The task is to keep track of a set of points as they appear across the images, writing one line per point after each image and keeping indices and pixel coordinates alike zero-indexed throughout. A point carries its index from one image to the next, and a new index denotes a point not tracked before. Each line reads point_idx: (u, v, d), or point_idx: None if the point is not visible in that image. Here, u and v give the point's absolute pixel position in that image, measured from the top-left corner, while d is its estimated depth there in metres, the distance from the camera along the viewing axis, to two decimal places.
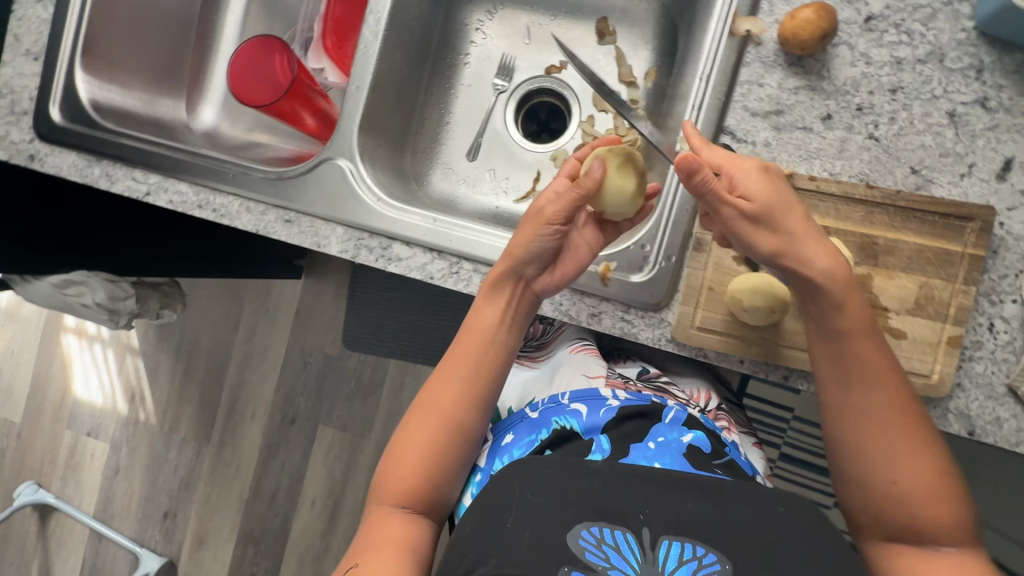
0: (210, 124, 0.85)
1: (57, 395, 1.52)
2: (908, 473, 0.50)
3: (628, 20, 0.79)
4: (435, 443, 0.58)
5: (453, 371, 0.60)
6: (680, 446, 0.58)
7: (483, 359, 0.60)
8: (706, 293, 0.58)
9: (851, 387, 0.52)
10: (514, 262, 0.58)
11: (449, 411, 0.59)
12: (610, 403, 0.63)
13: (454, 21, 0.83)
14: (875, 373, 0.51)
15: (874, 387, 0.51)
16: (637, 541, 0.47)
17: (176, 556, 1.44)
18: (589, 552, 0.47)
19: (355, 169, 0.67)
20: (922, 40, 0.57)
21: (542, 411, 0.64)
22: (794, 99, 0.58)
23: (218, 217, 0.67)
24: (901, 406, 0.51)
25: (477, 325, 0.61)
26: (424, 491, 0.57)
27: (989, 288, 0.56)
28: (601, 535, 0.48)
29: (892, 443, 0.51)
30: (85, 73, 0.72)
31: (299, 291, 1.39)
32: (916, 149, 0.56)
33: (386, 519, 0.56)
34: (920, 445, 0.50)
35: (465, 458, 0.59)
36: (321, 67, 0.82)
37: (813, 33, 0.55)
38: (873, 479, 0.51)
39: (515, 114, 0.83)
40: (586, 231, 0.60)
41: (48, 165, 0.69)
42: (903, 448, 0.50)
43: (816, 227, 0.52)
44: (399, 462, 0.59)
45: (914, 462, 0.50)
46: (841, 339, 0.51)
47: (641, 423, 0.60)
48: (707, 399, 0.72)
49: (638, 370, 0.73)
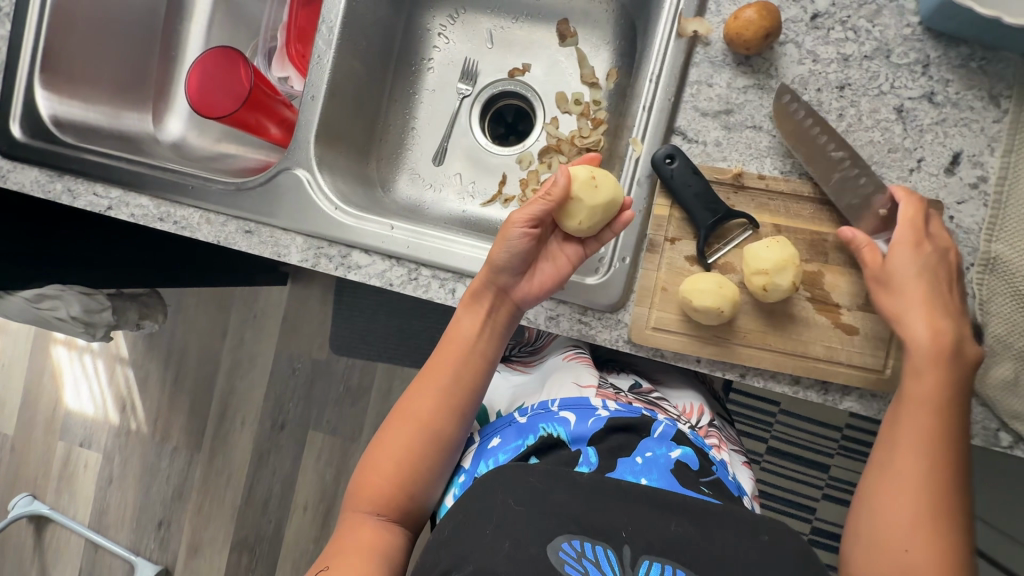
0: (177, 135, 0.85)
1: (48, 407, 1.53)
2: (922, 545, 0.47)
3: (589, 21, 0.79)
4: (410, 450, 0.58)
5: (435, 384, 0.60)
6: (669, 461, 0.59)
7: (461, 369, 0.61)
8: (659, 293, 0.58)
9: (896, 445, 0.51)
10: (491, 272, 0.59)
11: (427, 419, 0.59)
12: (599, 412, 0.63)
13: (416, 27, 0.83)
14: (936, 441, 0.49)
15: (930, 454, 0.49)
16: (617, 557, 0.48)
17: (171, 564, 1.44)
18: (569, 565, 0.47)
19: (313, 178, 0.68)
20: (868, 36, 0.57)
21: (531, 417, 0.64)
22: (743, 98, 0.58)
23: (178, 230, 0.67)
24: (942, 476, 0.49)
25: (458, 334, 0.61)
26: (399, 498, 0.58)
27: None
28: (581, 548, 0.48)
29: (915, 510, 0.48)
30: (45, 90, 0.73)
31: (284, 298, 1.40)
32: (865, 145, 0.57)
33: (358, 526, 0.56)
34: (944, 519, 0.48)
35: (440, 467, 0.59)
36: (287, 76, 0.82)
37: (756, 32, 0.55)
38: (888, 545, 0.49)
39: (480, 118, 0.83)
40: (564, 245, 0.61)
41: (11, 181, 0.70)
42: (925, 519, 0.48)
43: (939, 307, 0.51)
44: (373, 469, 0.59)
45: (930, 536, 0.47)
46: (926, 409, 0.50)
47: (627, 437, 0.61)
48: (699, 416, 0.73)
49: (631, 383, 0.73)
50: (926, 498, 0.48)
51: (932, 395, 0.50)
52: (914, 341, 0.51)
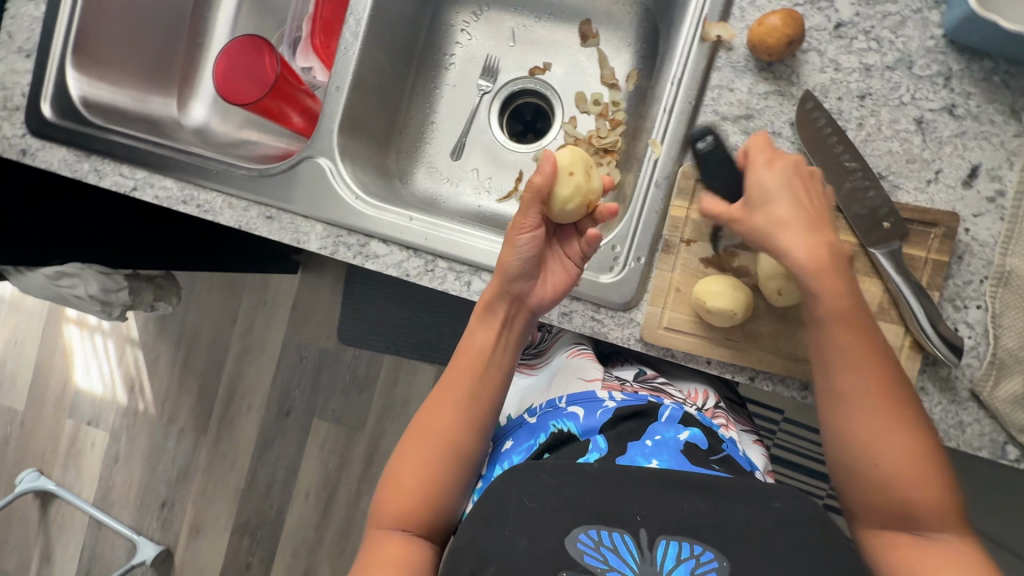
0: (201, 121, 0.86)
1: (59, 384, 1.55)
2: (892, 458, 0.50)
3: (612, 22, 0.80)
4: (433, 465, 0.59)
5: (449, 398, 0.61)
6: (677, 443, 0.59)
7: (479, 378, 0.61)
8: (673, 293, 0.59)
9: (834, 373, 0.52)
10: (502, 282, 0.59)
11: (446, 434, 0.60)
12: (606, 404, 0.64)
13: (439, 22, 0.84)
14: (864, 359, 0.51)
15: (861, 374, 0.51)
16: (635, 541, 0.49)
17: (172, 544, 1.46)
18: (588, 555, 0.49)
19: (334, 167, 0.69)
20: (891, 47, 0.57)
21: (541, 416, 0.66)
22: (763, 104, 0.59)
23: (202, 213, 0.68)
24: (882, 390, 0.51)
25: (471, 349, 0.62)
26: (422, 513, 0.58)
27: (954, 293, 0.56)
28: (598, 537, 0.50)
29: (873, 433, 0.51)
30: (76, 71, 0.74)
31: (295, 287, 1.41)
32: (884, 155, 0.57)
33: (384, 541, 0.56)
34: (903, 426, 0.50)
35: (461, 481, 0.59)
36: (310, 66, 0.83)
37: (779, 39, 0.56)
38: (864, 471, 0.51)
39: (499, 115, 0.84)
40: (572, 244, 0.62)
41: (40, 159, 0.71)
42: (888, 437, 0.50)
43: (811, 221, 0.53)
44: (397, 487, 0.59)
45: (898, 448, 0.50)
46: (832, 330, 0.52)
47: (636, 424, 0.62)
48: (704, 399, 0.73)
49: (634, 372, 0.75)
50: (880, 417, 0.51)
51: (835, 314, 0.51)
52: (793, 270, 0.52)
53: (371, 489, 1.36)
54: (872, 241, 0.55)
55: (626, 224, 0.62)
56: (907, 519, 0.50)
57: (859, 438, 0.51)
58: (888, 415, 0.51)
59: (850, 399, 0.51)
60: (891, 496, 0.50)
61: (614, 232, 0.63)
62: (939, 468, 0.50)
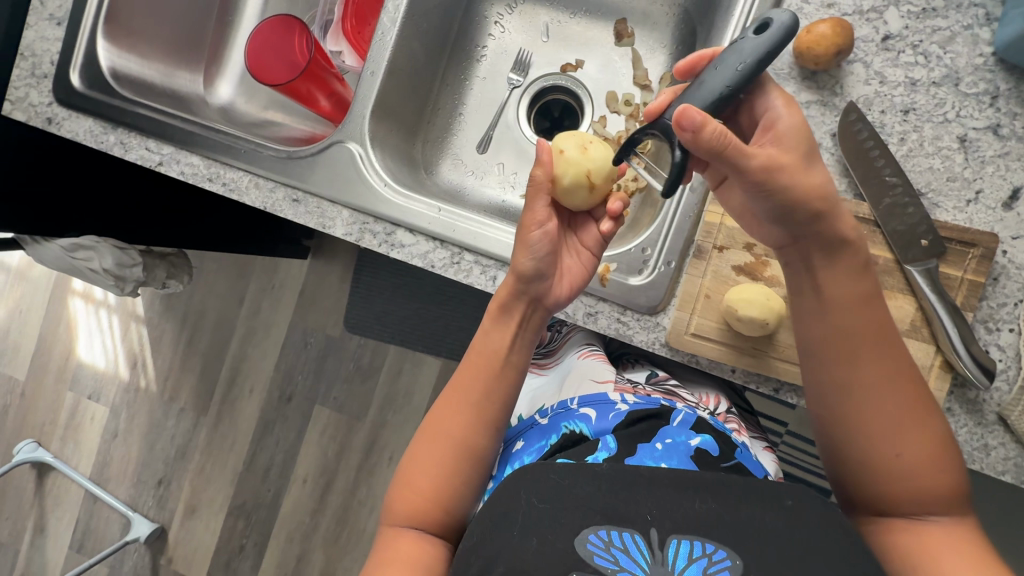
0: (227, 99, 0.86)
1: (62, 357, 1.55)
2: (914, 446, 0.50)
3: (648, 22, 0.79)
4: (447, 465, 0.58)
5: (459, 399, 0.60)
6: (688, 448, 0.58)
7: (492, 377, 0.60)
8: (702, 300, 0.59)
9: (863, 358, 0.52)
10: (518, 281, 0.57)
11: (459, 435, 0.59)
12: (619, 407, 0.63)
13: (474, 13, 0.83)
14: (888, 342, 0.51)
15: (884, 356, 0.51)
16: (645, 541, 0.48)
17: (167, 523, 1.46)
18: (598, 555, 0.47)
19: (365, 154, 0.68)
20: (938, 62, 0.56)
21: (553, 417, 0.65)
22: (805, 113, 0.58)
23: (227, 191, 0.68)
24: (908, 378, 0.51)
25: (489, 348, 0.60)
26: (435, 512, 0.57)
27: (986, 315, 0.56)
28: (609, 537, 0.48)
29: (892, 417, 0.51)
30: (106, 42, 0.73)
31: (304, 272, 1.40)
32: (924, 171, 0.56)
33: (397, 538, 0.56)
34: (927, 416, 0.51)
35: (473, 479, 0.59)
36: (339, 50, 0.82)
37: (828, 48, 0.55)
38: (885, 457, 0.51)
39: (527, 110, 0.83)
40: (586, 233, 0.61)
41: (65, 129, 0.70)
42: (911, 423, 0.50)
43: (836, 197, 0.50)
44: (408, 486, 0.59)
45: (920, 437, 0.50)
46: (860, 309, 0.52)
47: (650, 424, 0.61)
48: (716, 403, 0.72)
49: (647, 374, 0.74)
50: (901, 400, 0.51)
51: (862, 292, 0.52)
52: (835, 240, 0.51)
53: (369, 479, 1.36)
54: (909, 258, 0.55)
55: (658, 227, 0.62)
56: (917, 504, 0.50)
57: (875, 422, 0.51)
58: (910, 399, 0.51)
59: (869, 382, 0.52)
60: (906, 482, 0.50)
61: (646, 234, 0.62)
62: (952, 454, 0.51)
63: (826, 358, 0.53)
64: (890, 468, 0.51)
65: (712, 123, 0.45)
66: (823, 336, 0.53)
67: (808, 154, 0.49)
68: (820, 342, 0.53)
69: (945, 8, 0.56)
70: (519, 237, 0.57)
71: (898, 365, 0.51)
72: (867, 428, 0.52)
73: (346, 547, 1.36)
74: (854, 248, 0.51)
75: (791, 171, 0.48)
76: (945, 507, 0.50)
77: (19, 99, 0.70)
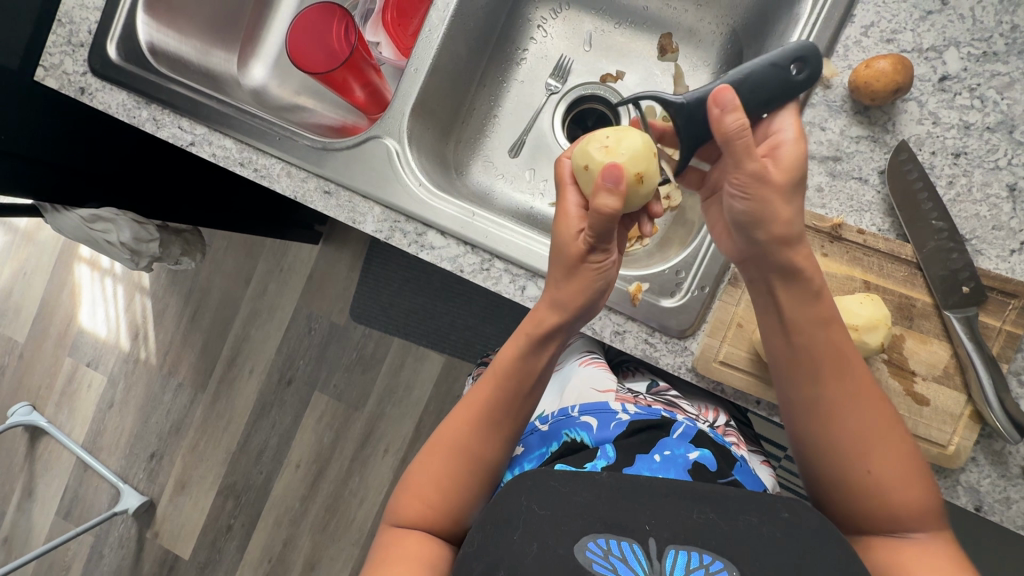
0: (260, 81, 0.85)
1: (63, 322, 1.53)
2: (882, 463, 0.50)
3: (693, 39, 0.78)
4: (455, 472, 0.57)
5: (472, 407, 0.59)
6: (686, 461, 0.57)
7: (519, 395, 0.58)
8: (734, 328, 0.58)
9: (827, 379, 0.52)
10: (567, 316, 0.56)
11: (469, 445, 0.57)
12: (620, 416, 0.62)
13: (518, 15, 0.82)
14: (846, 362, 0.51)
15: (842, 377, 0.51)
16: (644, 551, 0.45)
17: (156, 497, 1.45)
18: (597, 563, 0.44)
19: (401, 151, 0.67)
20: (994, 108, 0.56)
21: (553, 424, 0.63)
22: (854, 148, 0.58)
23: (258, 178, 0.67)
24: (866, 398, 0.51)
25: (512, 366, 0.58)
26: (440, 517, 0.56)
27: (1020, 367, 0.55)
28: (608, 545, 0.45)
29: (860, 436, 0.50)
30: (146, 15, 0.72)
31: (314, 257, 1.37)
32: (970, 218, 0.56)
33: (401, 538, 0.55)
34: (891, 434, 0.50)
35: (480, 490, 0.58)
36: (378, 41, 0.81)
37: (886, 85, 0.54)
38: (856, 477, 0.50)
39: (562, 117, 0.82)
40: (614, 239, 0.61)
41: (98, 101, 0.69)
42: (875, 440, 0.50)
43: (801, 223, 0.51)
44: (413, 492, 0.57)
45: (886, 453, 0.50)
46: (817, 333, 0.52)
47: (650, 435, 0.60)
48: (715, 416, 0.71)
49: (647, 384, 0.73)
50: (863, 421, 0.50)
51: (819, 317, 0.52)
52: (793, 265, 0.51)
53: (362, 470, 1.35)
54: (948, 304, 0.54)
55: (694, 251, 0.61)
56: (889, 520, 0.49)
57: (839, 441, 0.51)
58: (871, 417, 0.50)
59: (830, 403, 0.51)
60: (879, 498, 0.49)
61: (681, 256, 0.62)
62: (919, 467, 0.50)
63: (791, 383, 0.53)
64: (859, 486, 0.50)
65: (742, 111, 0.45)
66: (790, 360, 0.52)
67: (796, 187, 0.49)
68: (785, 364, 0.53)
69: (1007, 53, 0.56)
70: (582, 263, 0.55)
71: (856, 385, 0.51)
72: (828, 447, 0.51)
73: (334, 536, 1.35)
74: (808, 275, 0.51)
75: (774, 192, 0.48)
76: (918, 521, 0.49)
77: (53, 65, 0.69)
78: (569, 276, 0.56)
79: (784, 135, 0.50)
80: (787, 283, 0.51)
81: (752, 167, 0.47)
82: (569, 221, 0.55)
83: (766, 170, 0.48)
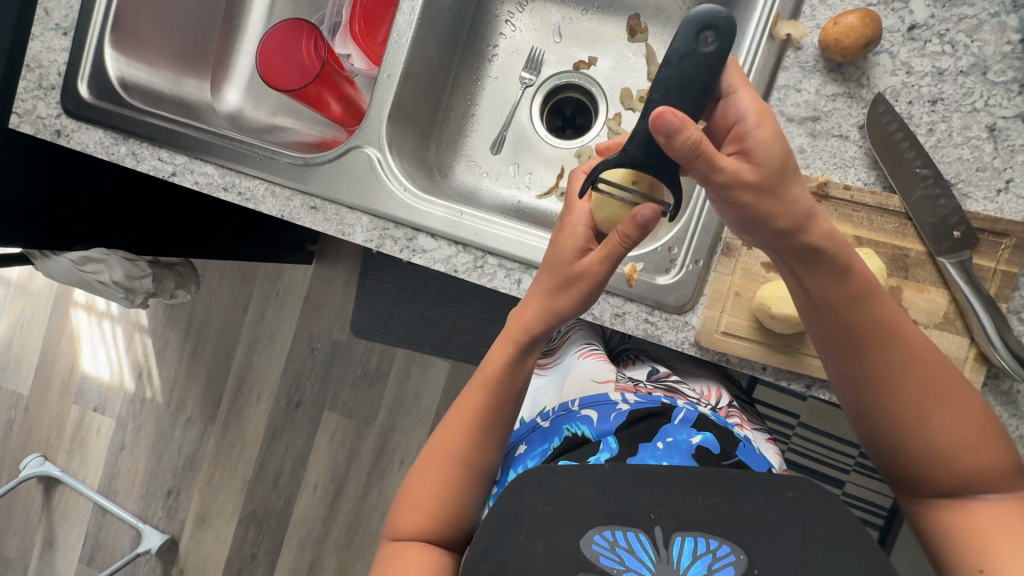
0: (235, 105, 0.86)
1: (65, 369, 1.52)
2: (948, 431, 0.48)
3: (661, 17, 0.78)
4: (447, 481, 0.57)
5: (459, 419, 0.58)
6: (689, 446, 0.57)
7: (504, 400, 0.57)
8: (731, 299, 0.58)
9: (880, 355, 0.49)
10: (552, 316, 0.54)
11: (462, 454, 0.57)
12: (620, 407, 0.62)
13: (485, 12, 0.82)
14: (897, 331, 0.49)
15: (897, 348, 0.49)
16: (650, 540, 0.45)
17: (177, 534, 1.45)
18: (604, 556, 0.44)
19: (383, 159, 0.67)
20: (965, 51, 0.56)
21: (554, 419, 0.63)
22: (831, 106, 0.58)
23: (243, 201, 0.67)
24: (924, 365, 0.49)
25: (486, 372, 0.57)
26: (441, 527, 0.56)
27: (1019, 306, 0.55)
28: (614, 537, 0.45)
29: (921, 404, 0.49)
30: (114, 51, 0.72)
31: (308, 277, 1.36)
32: (953, 162, 0.56)
33: (401, 551, 0.55)
34: (954, 401, 0.49)
35: (478, 494, 0.58)
36: (348, 53, 0.80)
37: (856, 39, 0.55)
38: (921, 448, 0.49)
39: (540, 109, 0.82)
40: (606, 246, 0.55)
41: (75, 141, 0.69)
42: (938, 407, 0.48)
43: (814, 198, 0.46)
44: (411, 506, 0.57)
45: (953, 419, 0.48)
46: (858, 308, 0.48)
47: (652, 424, 0.60)
48: (718, 398, 0.71)
49: (647, 371, 0.72)
50: (925, 390, 0.49)
51: (857, 292, 0.48)
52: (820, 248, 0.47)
53: (380, 483, 1.35)
54: (942, 250, 0.54)
55: (684, 226, 0.61)
56: (961, 485, 0.49)
57: (904, 411, 0.49)
58: (931, 382, 0.49)
59: (886, 377, 0.49)
60: (948, 465, 0.49)
61: (672, 232, 0.62)
62: (990, 424, 0.49)
63: (837, 358, 0.51)
64: (928, 454, 0.49)
65: (691, 127, 0.39)
66: (833, 335, 0.50)
67: (778, 177, 0.43)
68: (828, 341, 0.51)
69: None
70: (578, 275, 0.52)
71: (913, 354, 0.49)
72: (890, 421, 0.50)
73: (359, 552, 1.35)
74: (834, 253, 0.47)
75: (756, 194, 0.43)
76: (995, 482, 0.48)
77: (26, 111, 0.69)
78: (563, 278, 0.53)
79: (746, 125, 0.43)
80: (807, 262, 0.47)
81: (722, 178, 0.42)
82: (574, 234, 0.53)
83: (739, 173, 0.42)
